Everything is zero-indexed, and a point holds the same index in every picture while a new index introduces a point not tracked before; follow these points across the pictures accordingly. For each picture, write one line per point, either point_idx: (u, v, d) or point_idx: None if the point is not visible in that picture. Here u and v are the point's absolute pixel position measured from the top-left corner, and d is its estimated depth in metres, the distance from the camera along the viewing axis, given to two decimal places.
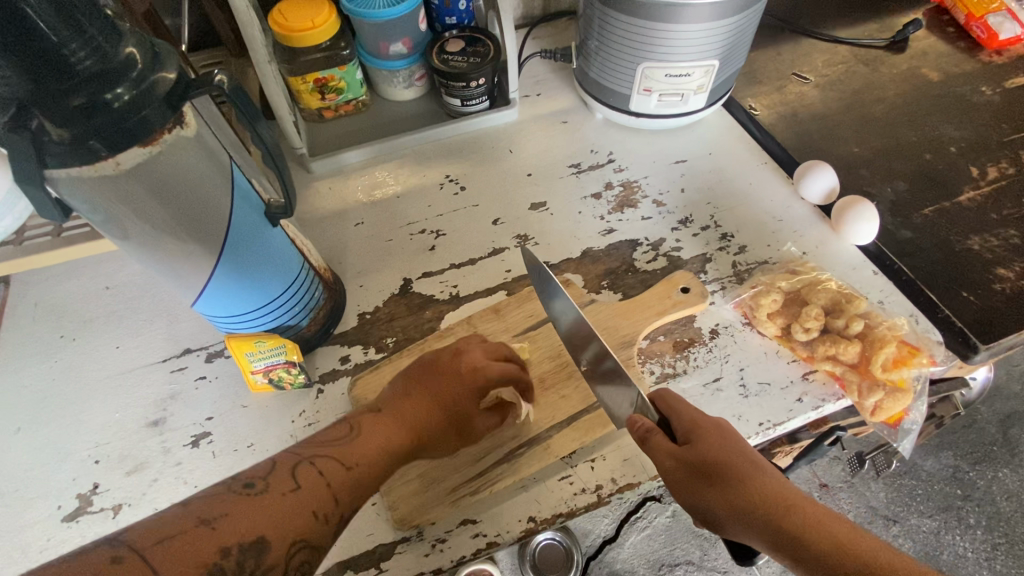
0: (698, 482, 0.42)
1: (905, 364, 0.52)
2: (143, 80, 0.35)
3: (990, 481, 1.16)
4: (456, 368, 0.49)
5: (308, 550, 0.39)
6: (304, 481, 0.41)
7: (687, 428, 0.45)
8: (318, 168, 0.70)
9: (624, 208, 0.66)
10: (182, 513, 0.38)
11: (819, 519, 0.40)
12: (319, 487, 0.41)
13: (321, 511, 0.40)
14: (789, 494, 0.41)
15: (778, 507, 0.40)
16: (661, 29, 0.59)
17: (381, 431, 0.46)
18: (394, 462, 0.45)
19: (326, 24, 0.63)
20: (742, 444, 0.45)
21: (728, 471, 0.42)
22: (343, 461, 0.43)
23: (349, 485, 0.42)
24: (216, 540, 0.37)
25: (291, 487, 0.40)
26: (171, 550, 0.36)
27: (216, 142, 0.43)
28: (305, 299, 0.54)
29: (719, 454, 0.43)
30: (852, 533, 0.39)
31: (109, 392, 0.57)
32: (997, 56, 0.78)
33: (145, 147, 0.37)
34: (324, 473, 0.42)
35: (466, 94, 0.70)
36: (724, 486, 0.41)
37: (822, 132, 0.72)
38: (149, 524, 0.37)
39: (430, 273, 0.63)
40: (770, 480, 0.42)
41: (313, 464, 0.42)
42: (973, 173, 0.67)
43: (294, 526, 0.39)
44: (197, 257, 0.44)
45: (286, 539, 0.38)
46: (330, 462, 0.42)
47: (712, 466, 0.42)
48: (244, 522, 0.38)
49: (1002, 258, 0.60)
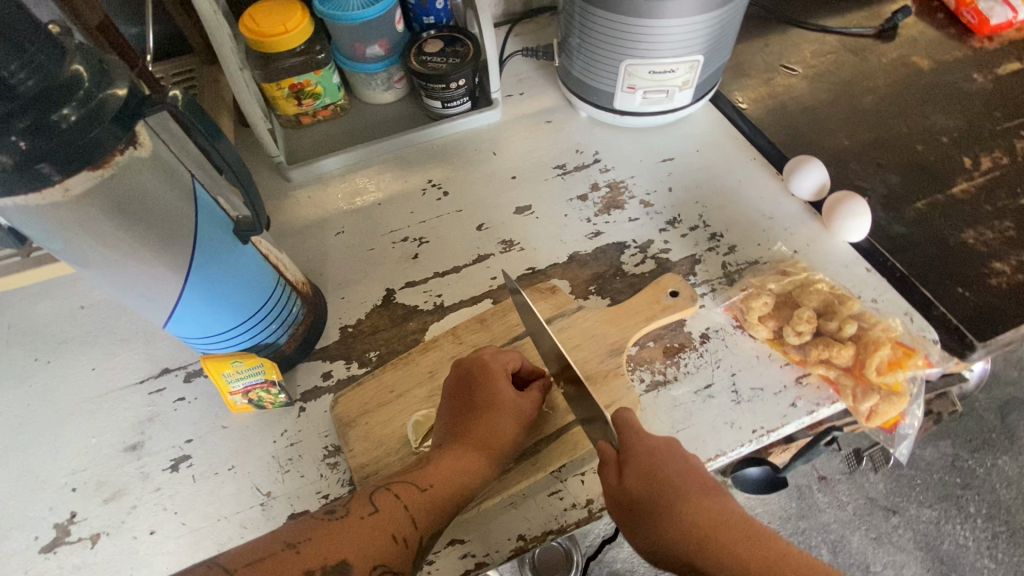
0: (629, 517, 0.44)
1: (900, 366, 0.50)
2: (91, 99, 0.33)
3: (989, 469, 1.16)
4: (494, 372, 0.49)
5: (389, 574, 0.41)
6: (382, 504, 0.43)
7: (627, 460, 0.44)
8: (297, 176, 0.68)
9: (611, 210, 0.64)
10: (271, 539, 0.41)
11: (736, 548, 0.41)
12: (397, 511, 0.43)
13: (399, 534, 0.42)
14: (714, 527, 0.42)
15: (700, 542, 0.42)
16: (643, 25, 0.57)
17: (448, 452, 0.46)
18: (473, 479, 0.46)
19: (298, 28, 0.60)
20: (681, 475, 0.44)
21: (656, 506, 0.43)
22: (419, 484, 0.44)
23: (426, 505, 0.44)
24: (300, 562, 0.39)
25: (369, 511, 0.43)
26: (261, 570, 0.39)
27: (175, 159, 0.42)
28: (283, 316, 0.52)
29: (651, 491, 0.43)
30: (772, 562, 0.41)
31: (85, 417, 0.55)
32: (987, 42, 0.76)
33: (95, 171, 0.35)
34: (401, 495, 0.44)
35: (446, 96, 0.68)
36: (649, 521, 0.43)
37: (811, 125, 0.70)
38: (239, 550, 0.40)
39: (413, 282, 0.61)
40: (699, 513, 0.43)
41: (390, 489, 0.44)
42: (966, 164, 0.65)
43: (373, 551, 0.41)
44: (167, 279, 0.42)
45: (368, 564, 0.41)
46: (407, 485, 0.44)
47: (642, 502, 0.43)
48: (325, 544, 0.41)
49: (998, 251, 0.59)
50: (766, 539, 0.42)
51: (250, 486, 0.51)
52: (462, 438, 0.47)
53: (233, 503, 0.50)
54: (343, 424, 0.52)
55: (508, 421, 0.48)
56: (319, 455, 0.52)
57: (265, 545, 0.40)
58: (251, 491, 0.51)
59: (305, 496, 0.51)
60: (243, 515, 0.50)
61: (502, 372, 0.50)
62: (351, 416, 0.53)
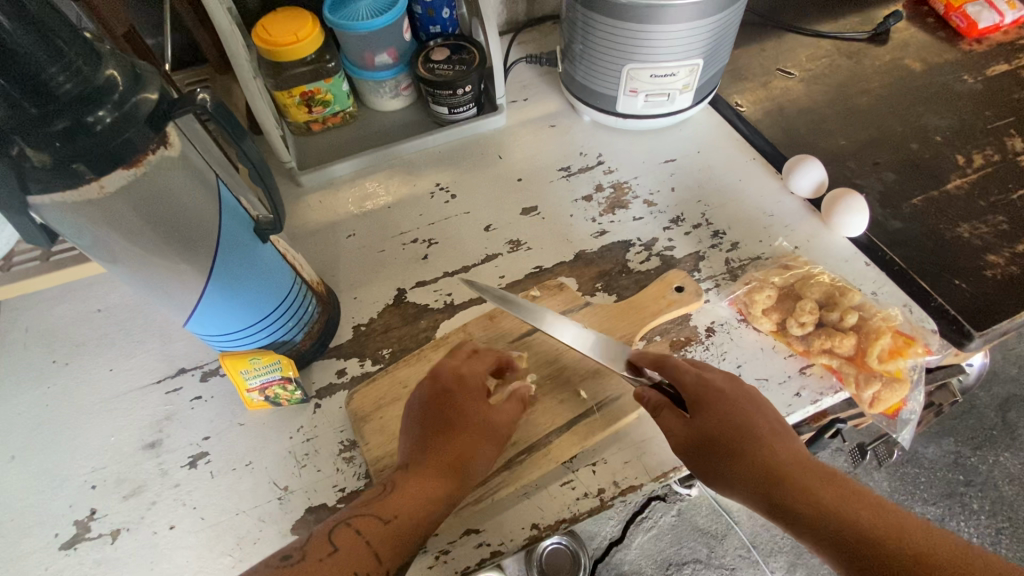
0: (698, 454, 0.45)
1: (901, 354, 0.52)
2: (125, 102, 0.35)
3: (992, 466, 1.16)
4: (469, 390, 0.49)
5: None
6: (342, 542, 0.42)
7: (693, 400, 0.47)
8: (308, 182, 0.70)
9: (615, 209, 0.66)
10: None
11: (812, 488, 0.42)
12: (357, 547, 0.42)
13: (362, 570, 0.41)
14: (788, 467, 0.43)
15: (772, 482, 0.42)
16: (644, 31, 0.59)
17: (417, 474, 0.45)
18: (441, 500, 0.45)
19: (310, 37, 0.62)
20: (749, 418, 0.46)
21: (728, 447, 0.44)
22: (380, 517, 0.43)
23: (388, 539, 0.42)
24: None
25: (328, 551, 0.41)
26: None
27: (201, 161, 0.43)
28: (299, 315, 0.54)
29: (722, 429, 0.45)
30: (849, 501, 0.41)
31: (104, 417, 0.56)
32: (977, 45, 0.79)
33: (129, 169, 0.37)
34: (361, 529, 0.42)
35: (452, 102, 0.70)
36: (725, 459, 0.44)
37: (809, 126, 0.72)
38: None
39: (424, 282, 0.63)
40: (772, 453, 0.44)
41: (349, 526, 0.42)
42: (959, 161, 0.67)
43: None
44: (189, 277, 0.43)
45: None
46: (368, 519, 0.43)
47: (714, 439, 0.45)
48: None
49: (992, 244, 0.60)
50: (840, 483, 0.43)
51: (267, 481, 0.52)
52: (428, 461, 0.46)
53: (251, 497, 0.51)
54: (358, 419, 0.54)
55: (479, 442, 0.47)
56: (335, 450, 0.53)
57: None
58: (268, 485, 0.52)
59: (322, 489, 0.52)
60: (261, 509, 0.51)
61: (475, 391, 0.49)
62: (366, 412, 0.54)
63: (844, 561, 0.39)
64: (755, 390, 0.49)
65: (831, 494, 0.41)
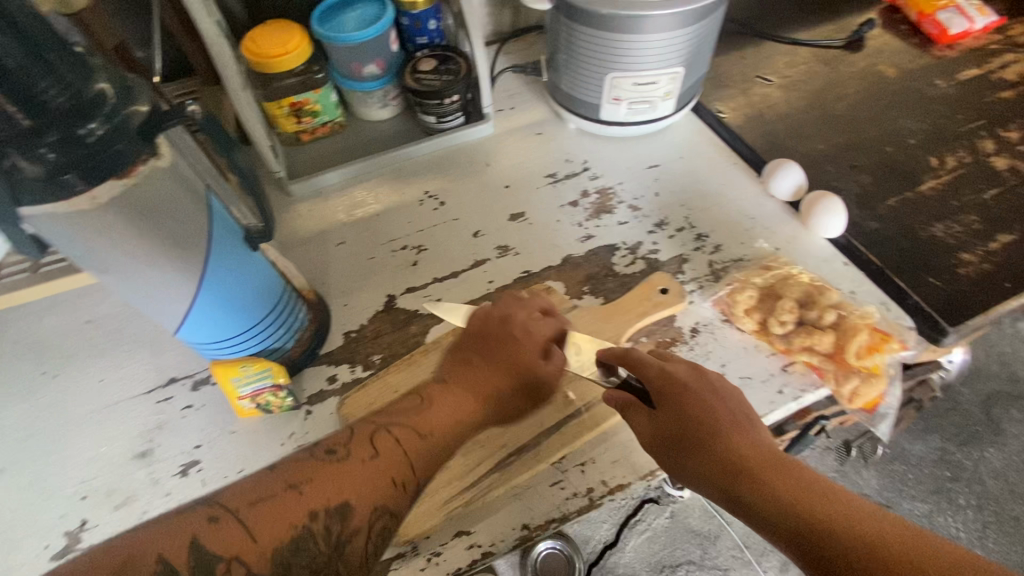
0: (661, 452, 0.47)
1: (878, 351, 0.53)
2: (115, 114, 0.36)
3: (977, 461, 1.18)
4: (515, 328, 0.52)
5: (388, 517, 0.41)
6: (382, 448, 0.43)
7: (656, 397, 0.48)
8: (298, 191, 0.71)
9: (601, 214, 0.67)
10: (270, 477, 0.40)
11: (765, 481, 0.42)
12: (398, 456, 0.43)
13: (399, 478, 0.42)
14: (745, 459, 0.43)
15: (729, 476, 0.43)
16: (626, 41, 0.61)
17: (455, 400, 0.48)
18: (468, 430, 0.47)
19: (298, 49, 0.63)
20: (710, 412, 0.46)
21: (687, 442, 0.45)
22: (420, 432, 0.45)
23: (426, 452, 0.44)
24: (304, 504, 0.39)
25: (370, 454, 0.43)
26: (265, 512, 0.38)
27: (191, 171, 0.44)
28: (288, 323, 0.54)
29: (681, 425, 0.46)
30: (803, 491, 0.41)
31: (94, 427, 0.56)
32: (948, 50, 0.81)
33: (120, 180, 0.37)
34: (402, 441, 0.44)
35: (440, 111, 0.71)
36: (684, 454, 0.45)
37: (788, 131, 0.74)
38: (242, 488, 0.39)
39: (414, 288, 0.64)
40: (730, 446, 0.44)
41: (392, 433, 0.44)
42: (933, 163, 0.69)
43: (377, 492, 0.41)
44: (180, 286, 0.44)
45: (369, 506, 0.41)
46: (409, 431, 0.45)
47: (674, 435, 0.46)
48: (327, 487, 0.40)
49: (965, 243, 0.62)
50: (797, 473, 0.42)
51: None
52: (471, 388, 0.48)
53: None
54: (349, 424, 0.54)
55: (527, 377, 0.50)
56: None
57: (263, 484, 0.40)
58: None
59: None
60: None
61: (523, 328, 0.52)
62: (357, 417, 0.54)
63: (796, 554, 0.40)
64: (720, 379, 0.49)
65: (788, 487, 0.41)
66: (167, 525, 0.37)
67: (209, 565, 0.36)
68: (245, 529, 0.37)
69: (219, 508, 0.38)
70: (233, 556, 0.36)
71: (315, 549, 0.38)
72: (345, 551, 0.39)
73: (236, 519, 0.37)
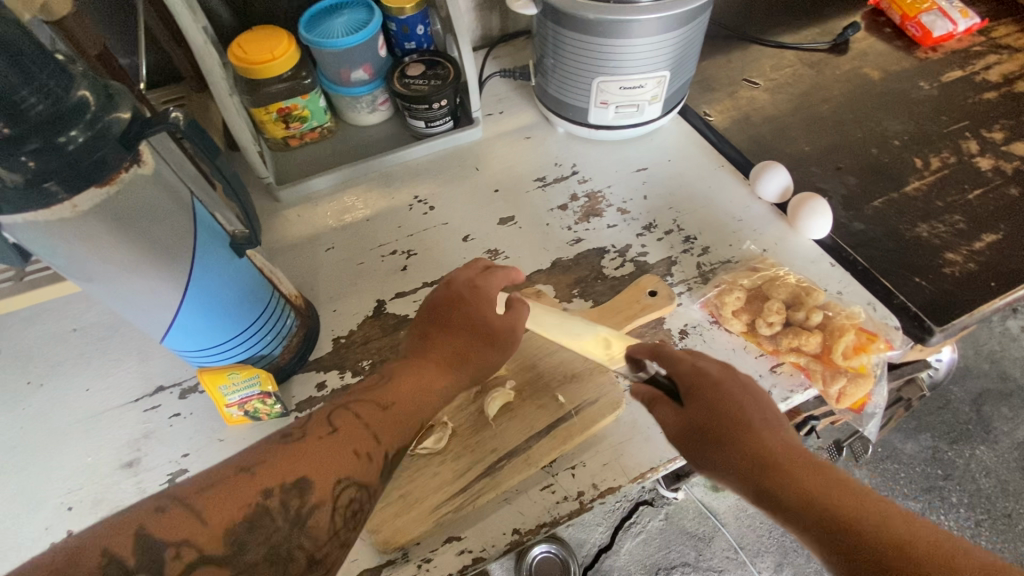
0: (690, 445, 0.45)
1: (865, 350, 0.54)
2: (97, 121, 0.36)
3: (969, 459, 1.19)
4: (462, 295, 0.52)
5: (355, 487, 0.40)
6: (341, 423, 0.42)
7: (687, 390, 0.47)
8: (286, 197, 0.70)
9: (590, 218, 0.67)
10: (222, 464, 0.38)
11: (800, 478, 0.41)
12: (358, 428, 0.42)
13: (362, 449, 0.41)
14: (779, 456, 0.42)
15: (761, 470, 0.42)
16: (612, 45, 0.61)
17: (417, 370, 0.47)
18: (436, 397, 0.47)
19: (285, 55, 0.63)
20: (743, 407, 0.45)
21: (718, 434, 0.44)
22: (381, 403, 0.44)
23: (388, 421, 0.43)
24: (257, 482, 0.36)
25: (328, 431, 0.41)
26: (214, 495, 0.35)
27: (175, 178, 0.44)
28: (277, 328, 0.54)
29: (713, 418, 0.45)
30: (840, 492, 0.40)
31: (80, 437, 0.56)
32: (932, 53, 0.82)
33: (102, 188, 0.37)
34: (361, 414, 0.43)
35: (428, 116, 0.71)
36: (714, 447, 0.44)
37: (774, 133, 0.75)
38: (195, 478, 0.36)
39: (403, 293, 0.64)
40: (765, 442, 0.43)
41: (353, 408, 0.43)
42: (918, 164, 0.70)
43: (337, 464, 0.39)
44: (165, 293, 0.44)
45: (331, 479, 0.38)
46: (366, 405, 0.44)
47: (705, 428, 0.45)
48: (285, 464, 0.38)
49: (950, 243, 0.63)
50: (833, 474, 0.42)
51: None
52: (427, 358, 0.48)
53: None
54: None
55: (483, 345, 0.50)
56: None
57: (212, 472, 0.37)
58: None
59: None
60: None
61: (468, 293, 0.52)
62: None
63: (831, 554, 0.38)
64: (751, 380, 0.48)
65: (824, 486, 0.40)
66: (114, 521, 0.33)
67: (160, 560, 0.32)
68: (195, 510, 0.34)
69: (169, 498, 0.35)
70: (183, 542, 0.33)
71: (273, 525, 0.36)
72: (308, 526, 0.37)
73: (183, 505, 0.34)
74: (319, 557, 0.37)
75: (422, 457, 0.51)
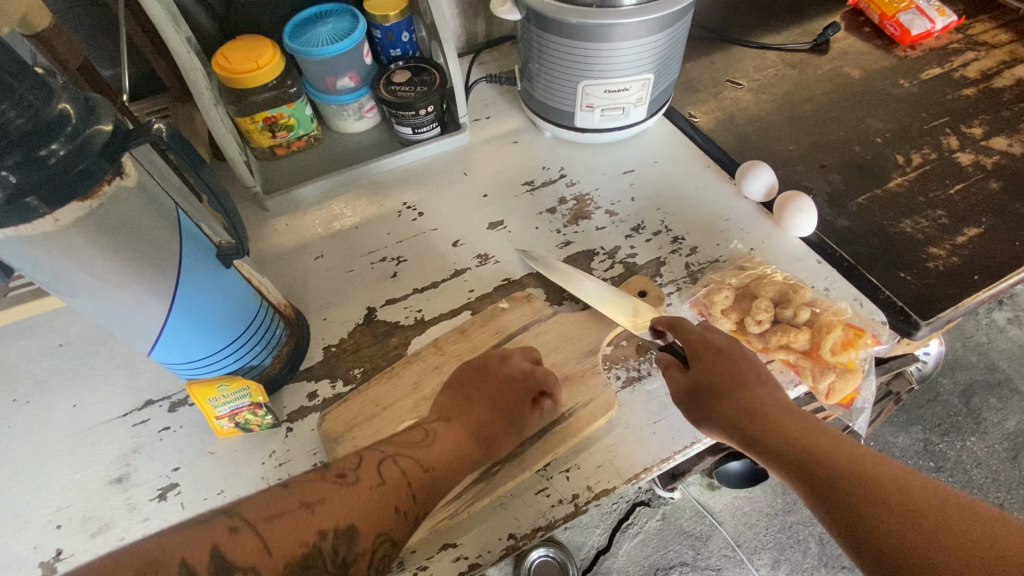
0: (690, 399, 0.50)
1: (853, 346, 0.54)
2: (78, 134, 0.35)
3: (959, 451, 1.21)
4: (505, 365, 0.53)
5: (389, 544, 0.40)
6: (388, 476, 0.41)
7: (691, 354, 0.53)
8: (274, 206, 0.70)
9: (578, 220, 0.68)
10: (285, 494, 0.39)
11: (785, 425, 0.45)
12: (402, 486, 0.41)
13: (401, 507, 0.41)
14: (768, 408, 0.47)
15: (754, 420, 0.46)
16: (597, 48, 0.61)
17: (455, 438, 0.48)
18: (464, 466, 0.47)
19: (270, 63, 0.63)
20: (740, 368, 0.50)
21: (716, 389, 0.49)
22: (422, 465, 0.43)
23: (428, 484, 0.43)
24: (315, 523, 0.37)
25: (377, 482, 0.41)
26: (280, 528, 0.36)
27: (158, 189, 0.43)
28: (266, 339, 0.54)
29: (711, 375, 0.50)
30: (821, 437, 0.44)
31: (68, 454, 0.55)
32: (911, 51, 0.84)
33: (84, 201, 0.37)
34: (407, 471, 0.42)
35: (415, 122, 0.71)
36: (709, 399, 0.49)
37: (758, 133, 0.75)
38: (260, 501, 0.38)
39: (394, 300, 0.63)
40: (756, 396, 0.48)
41: (396, 465, 0.42)
42: (899, 161, 0.71)
43: (380, 518, 0.39)
44: (151, 307, 0.43)
45: (374, 532, 0.39)
46: (412, 461, 0.43)
47: (703, 384, 0.50)
48: (339, 508, 0.38)
49: (933, 237, 0.64)
50: (819, 424, 0.45)
51: None
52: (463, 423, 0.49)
53: None
54: (330, 440, 0.54)
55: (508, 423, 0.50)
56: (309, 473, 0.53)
57: (277, 497, 0.38)
58: None
59: None
60: None
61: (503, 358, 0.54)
62: (339, 432, 0.54)
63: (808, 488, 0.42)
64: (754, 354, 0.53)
65: (807, 431, 0.44)
66: (188, 530, 0.35)
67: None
68: (263, 540, 0.36)
69: (240, 519, 0.36)
70: (250, 568, 0.34)
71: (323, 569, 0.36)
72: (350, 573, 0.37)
73: (255, 532, 0.36)
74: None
75: None
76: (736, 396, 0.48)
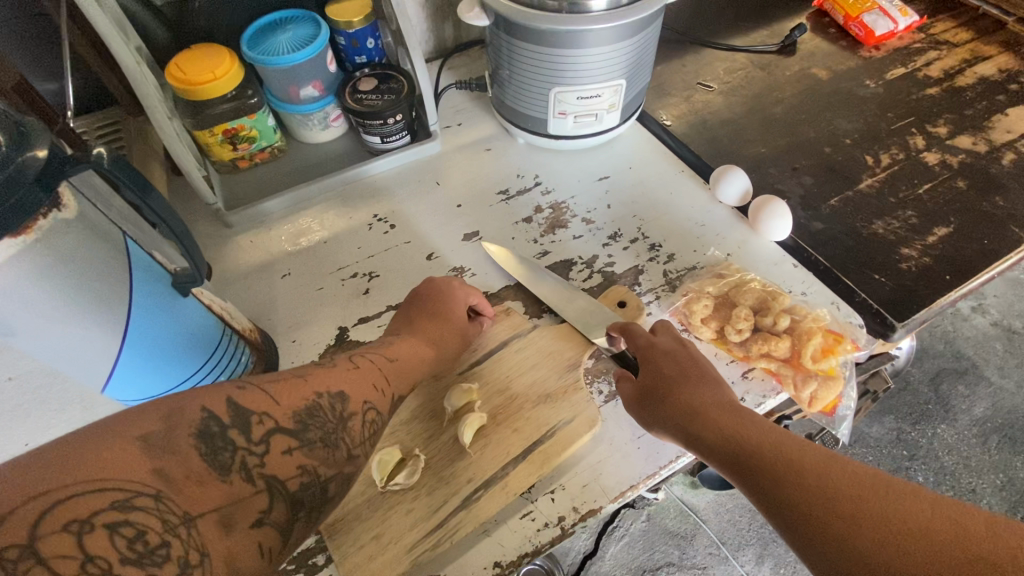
0: (640, 403, 0.51)
1: (832, 353, 0.54)
2: (10, 162, 0.32)
3: (931, 438, 1.24)
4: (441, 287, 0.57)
5: (375, 411, 0.42)
6: (361, 362, 0.44)
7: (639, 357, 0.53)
8: (237, 221, 0.67)
9: (555, 229, 0.66)
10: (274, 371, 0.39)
11: (726, 421, 0.46)
12: (373, 368, 0.44)
13: (378, 385, 0.43)
14: (712, 406, 0.48)
15: (697, 418, 0.47)
16: (568, 55, 0.60)
17: (411, 342, 0.51)
18: (425, 366, 0.50)
19: (227, 74, 0.60)
20: (686, 369, 0.52)
21: (663, 390, 0.50)
22: (388, 356, 0.47)
23: (396, 372, 0.46)
24: (310, 386, 0.38)
25: (352, 365, 0.43)
26: (276, 389, 0.36)
27: (103, 218, 0.40)
28: (230, 368, 0.51)
29: (659, 376, 0.51)
30: (760, 432, 0.45)
31: None
32: (875, 51, 0.85)
33: (17, 238, 0.33)
34: (374, 360, 0.45)
35: (384, 131, 0.69)
36: (656, 401, 0.50)
37: (731, 136, 0.75)
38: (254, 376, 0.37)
39: (366, 318, 0.61)
40: (700, 395, 0.49)
41: (365, 356, 0.45)
42: (869, 162, 0.72)
43: (362, 388, 0.41)
44: (101, 344, 0.40)
45: (361, 397, 0.41)
46: (378, 355, 0.46)
47: (651, 386, 0.51)
48: (326, 377, 0.40)
49: (905, 238, 0.64)
50: (760, 419, 0.46)
51: None
52: (418, 333, 0.52)
53: None
54: None
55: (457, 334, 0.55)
56: None
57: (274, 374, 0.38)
58: None
59: None
60: None
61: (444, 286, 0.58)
62: None
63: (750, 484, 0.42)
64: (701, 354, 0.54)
65: (747, 427, 0.45)
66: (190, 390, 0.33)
67: (246, 420, 0.33)
68: (269, 395, 0.36)
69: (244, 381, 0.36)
70: (264, 413, 0.34)
71: (325, 419, 0.37)
72: (349, 426, 0.39)
73: (265, 393, 0.35)
74: (356, 453, 0.39)
75: (395, 494, 0.49)
76: (680, 396, 0.48)
